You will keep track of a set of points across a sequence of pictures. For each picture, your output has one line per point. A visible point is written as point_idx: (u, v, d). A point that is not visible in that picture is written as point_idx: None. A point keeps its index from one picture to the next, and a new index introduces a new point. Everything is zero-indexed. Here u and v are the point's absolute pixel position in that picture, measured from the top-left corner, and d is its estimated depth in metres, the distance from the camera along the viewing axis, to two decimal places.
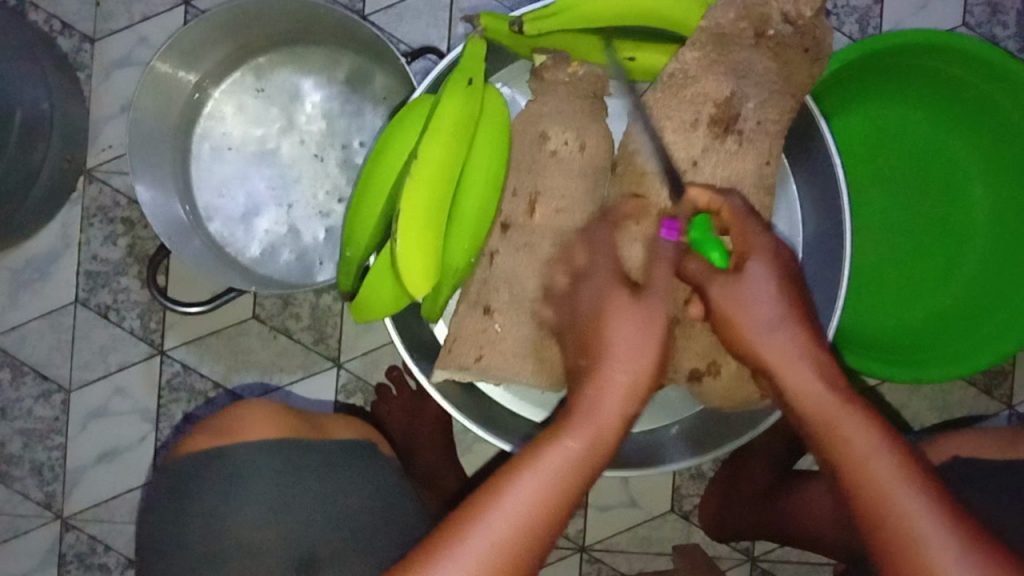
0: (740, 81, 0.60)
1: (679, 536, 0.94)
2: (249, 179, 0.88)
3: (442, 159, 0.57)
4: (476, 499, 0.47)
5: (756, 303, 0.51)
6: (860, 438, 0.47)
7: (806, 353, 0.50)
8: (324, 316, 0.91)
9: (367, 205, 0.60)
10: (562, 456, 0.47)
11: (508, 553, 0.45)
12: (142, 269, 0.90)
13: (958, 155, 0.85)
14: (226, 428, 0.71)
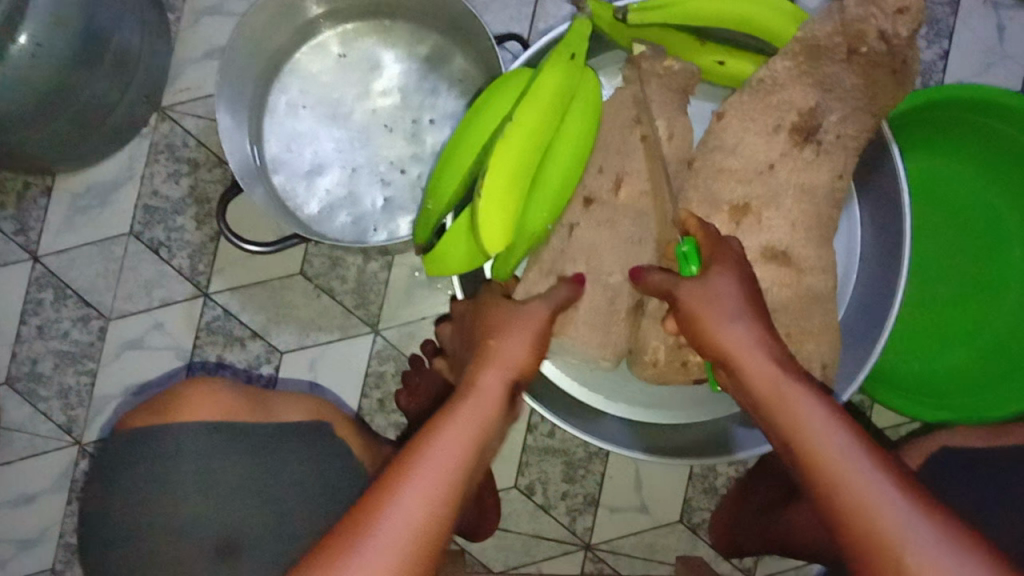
0: (826, 96, 0.63)
1: (683, 547, 0.95)
2: (318, 138, 0.90)
3: (535, 125, 0.59)
4: (397, 466, 0.49)
5: (716, 293, 0.54)
6: (813, 415, 0.48)
7: (759, 338, 0.52)
8: (369, 283, 0.92)
9: (457, 161, 0.63)
10: (462, 425, 0.51)
11: (430, 513, 0.47)
12: (200, 211, 0.93)
13: (1000, 214, 0.87)
14: (169, 404, 0.70)
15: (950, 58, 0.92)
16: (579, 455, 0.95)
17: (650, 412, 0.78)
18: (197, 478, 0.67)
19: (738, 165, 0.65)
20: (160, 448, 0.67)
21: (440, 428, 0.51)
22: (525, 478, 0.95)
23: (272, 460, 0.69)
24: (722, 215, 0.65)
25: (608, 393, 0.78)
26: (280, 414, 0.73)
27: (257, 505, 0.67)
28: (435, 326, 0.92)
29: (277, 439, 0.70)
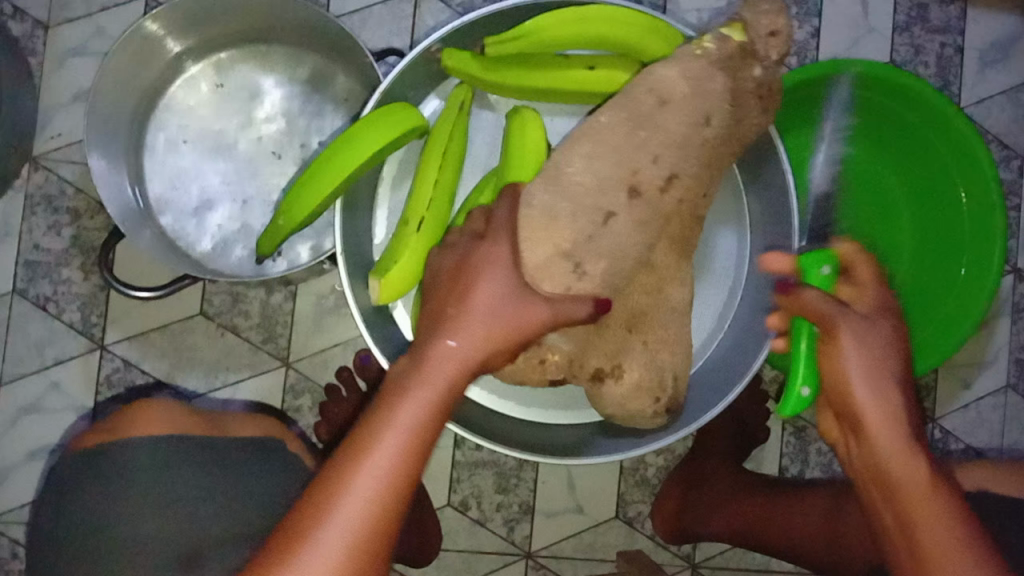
0: (696, 91, 0.62)
1: (622, 542, 0.95)
2: (203, 173, 0.86)
3: (435, 204, 0.68)
4: (351, 448, 0.51)
5: (867, 334, 0.57)
6: (913, 480, 0.53)
7: (891, 377, 0.56)
8: (274, 315, 0.90)
9: (317, 183, 0.67)
10: (414, 411, 0.53)
11: (377, 498, 0.50)
12: (87, 260, 0.88)
13: (885, 178, 0.90)
14: (113, 424, 0.71)
15: (822, 36, 0.95)
16: (510, 464, 0.94)
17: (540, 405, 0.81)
18: (152, 488, 0.65)
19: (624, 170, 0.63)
20: (111, 463, 0.67)
21: (390, 406, 0.53)
22: (457, 495, 0.94)
23: (228, 470, 0.69)
24: (619, 214, 0.63)
25: (501, 389, 0.80)
26: (232, 429, 0.75)
27: (215, 516, 0.65)
28: (349, 352, 0.90)
29: (231, 452, 0.71)
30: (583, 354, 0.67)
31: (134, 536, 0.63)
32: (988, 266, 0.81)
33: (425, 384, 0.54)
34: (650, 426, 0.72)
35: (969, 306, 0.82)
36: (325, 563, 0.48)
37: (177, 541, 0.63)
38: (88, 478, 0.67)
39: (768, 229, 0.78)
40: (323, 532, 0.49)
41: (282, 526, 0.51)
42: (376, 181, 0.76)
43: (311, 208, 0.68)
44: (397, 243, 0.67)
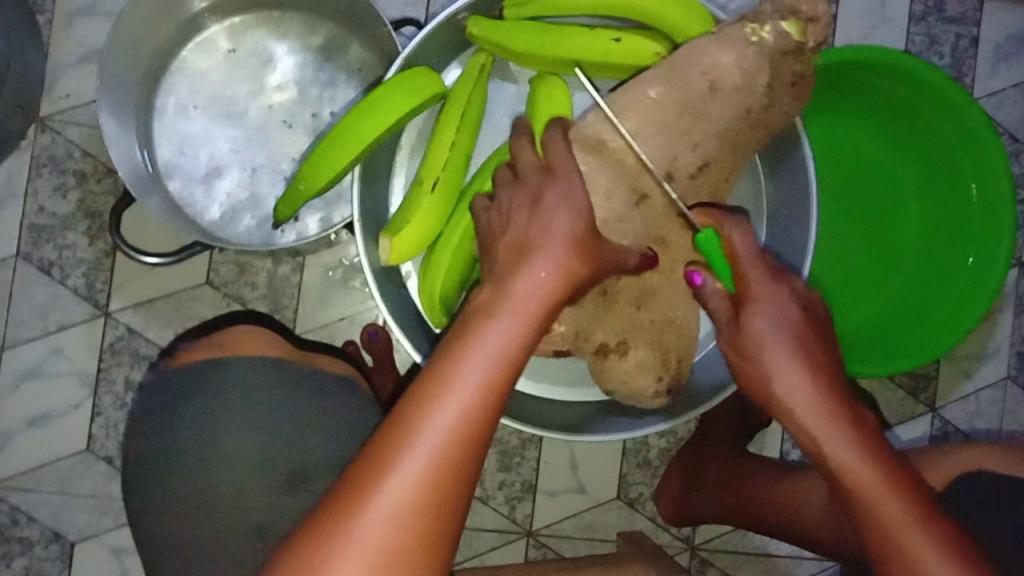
0: (716, 75, 0.64)
1: (623, 523, 0.96)
2: (213, 139, 0.85)
3: (450, 165, 0.67)
4: (429, 379, 0.48)
5: (779, 311, 0.57)
6: (842, 445, 0.53)
7: (793, 339, 0.56)
8: (281, 286, 0.89)
9: (336, 149, 0.66)
10: (498, 335, 0.49)
11: (459, 432, 0.47)
12: (92, 226, 0.87)
13: (896, 168, 0.90)
14: (227, 343, 0.71)
15: (837, 22, 0.95)
16: (513, 442, 0.94)
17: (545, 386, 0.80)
18: (260, 408, 0.66)
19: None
20: (220, 380, 0.66)
21: (470, 333, 0.49)
22: None
23: (326, 398, 0.69)
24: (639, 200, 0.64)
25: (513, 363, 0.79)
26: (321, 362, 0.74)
27: (327, 440, 0.67)
28: (355, 326, 0.90)
29: (327, 382, 0.71)
30: (591, 326, 0.67)
31: (234, 460, 0.64)
32: (996, 258, 0.81)
33: (506, 311, 0.50)
34: (650, 406, 0.72)
35: (974, 298, 0.82)
36: (403, 497, 0.45)
37: (278, 464, 0.65)
38: (175, 407, 0.67)
39: (784, 213, 0.78)
40: (400, 461, 0.46)
41: (355, 458, 0.48)
42: (394, 149, 0.75)
43: (327, 172, 0.67)
44: (410, 204, 0.66)
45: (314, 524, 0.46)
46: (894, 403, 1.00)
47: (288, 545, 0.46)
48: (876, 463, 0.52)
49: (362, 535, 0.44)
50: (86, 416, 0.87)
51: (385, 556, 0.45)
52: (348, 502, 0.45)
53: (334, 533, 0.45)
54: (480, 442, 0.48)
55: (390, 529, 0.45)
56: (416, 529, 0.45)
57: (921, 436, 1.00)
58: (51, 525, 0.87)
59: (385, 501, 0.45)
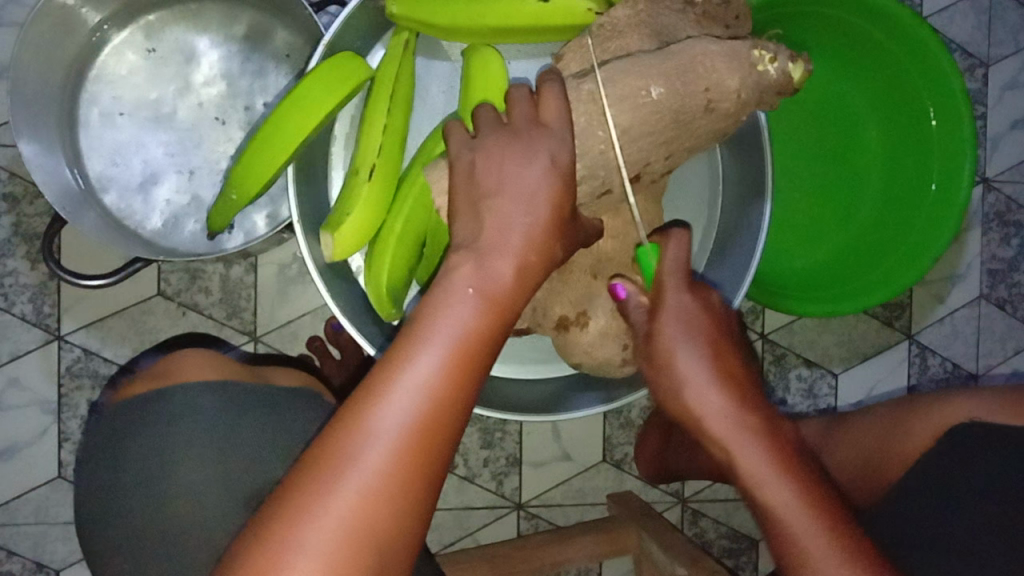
0: (652, 24, 0.63)
1: (611, 484, 0.96)
2: (144, 145, 0.81)
3: (385, 150, 0.64)
4: (388, 366, 0.47)
5: (687, 318, 0.52)
6: (755, 466, 0.49)
7: (713, 365, 0.51)
8: (236, 289, 0.86)
9: (265, 152, 0.64)
10: (460, 322, 0.48)
11: (418, 420, 0.45)
12: (32, 249, 0.84)
13: (852, 96, 0.87)
14: (160, 371, 0.67)
15: None
16: (492, 419, 0.93)
17: (517, 365, 0.78)
18: (207, 436, 0.62)
19: (585, 121, 0.60)
20: (173, 403, 0.63)
21: (444, 300, 0.49)
22: None
23: (281, 408, 0.66)
24: (593, 184, 0.62)
25: None
26: (274, 378, 0.70)
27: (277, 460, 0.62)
28: (318, 320, 0.88)
29: (280, 399, 0.66)
30: (547, 301, 0.67)
31: (177, 483, 0.60)
32: (958, 178, 0.80)
33: (483, 279, 0.50)
34: (620, 374, 0.71)
35: (940, 223, 0.81)
36: (381, 462, 0.44)
37: (224, 487, 0.60)
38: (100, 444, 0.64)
39: (740, 159, 0.75)
40: (376, 427, 0.45)
41: (327, 426, 0.46)
42: (329, 140, 0.72)
43: (258, 178, 0.65)
44: (349, 195, 0.64)
45: (282, 498, 0.44)
46: (870, 335, 1.00)
47: (262, 516, 0.45)
48: (775, 456, 0.49)
49: (318, 531, 0.43)
50: (54, 444, 0.85)
51: (364, 526, 0.43)
52: (296, 498, 0.44)
53: (313, 502, 0.43)
54: (458, 417, 0.47)
55: (368, 501, 0.44)
56: (389, 509, 0.44)
57: (901, 365, 1.00)
58: (33, 556, 0.86)
59: (364, 467, 0.44)
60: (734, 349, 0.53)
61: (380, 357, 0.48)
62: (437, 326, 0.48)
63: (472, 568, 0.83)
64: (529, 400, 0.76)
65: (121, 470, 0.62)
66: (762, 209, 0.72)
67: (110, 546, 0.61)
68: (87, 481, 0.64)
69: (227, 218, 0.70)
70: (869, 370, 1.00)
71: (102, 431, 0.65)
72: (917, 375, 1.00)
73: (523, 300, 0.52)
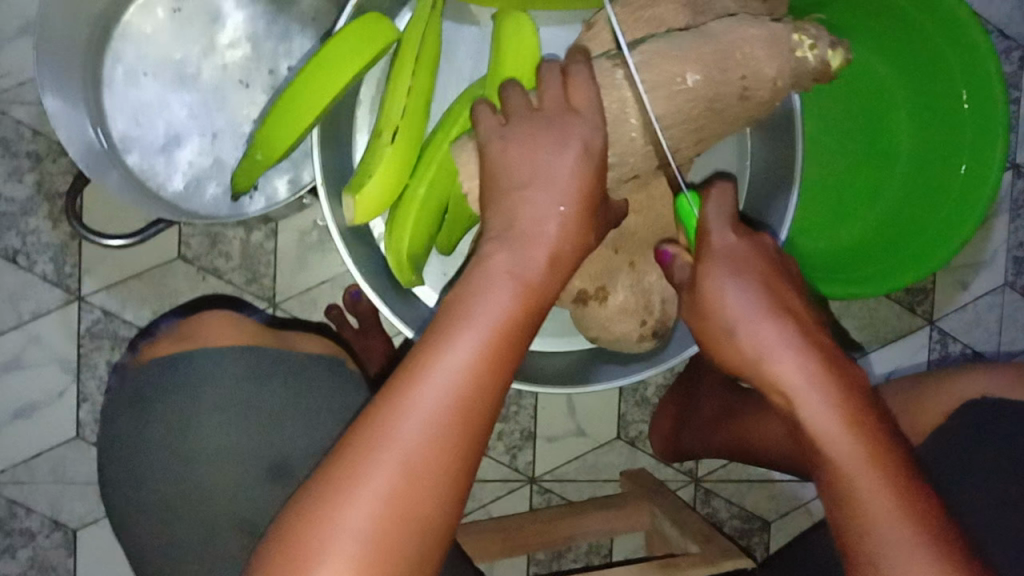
0: None
1: (625, 461, 0.96)
2: (168, 106, 0.81)
3: (409, 113, 0.64)
4: (426, 348, 0.47)
5: (739, 263, 0.51)
6: (817, 417, 0.47)
7: (769, 314, 0.49)
8: (256, 254, 0.86)
9: (291, 114, 0.64)
10: (498, 307, 0.48)
11: (457, 404, 0.45)
12: (54, 208, 0.84)
13: (882, 76, 0.86)
14: (186, 332, 0.66)
15: None
16: (508, 393, 0.93)
17: (534, 339, 0.78)
18: (233, 399, 0.62)
19: (617, 107, 0.59)
20: (197, 365, 0.62)
21: (484, 285, 0.49)
22: None
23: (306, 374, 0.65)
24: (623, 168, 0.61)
25: None
26: (299, 342, 0.69)
27: (302, 424, 0.62)
28: (337, 289, 0.88)
29: (304, 366, 0.66)
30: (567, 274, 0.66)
31: (198, 443, 0.61)
32: (990, 159, 0.78)
33: (518, 264, 0.50)
34: (641, 349, 0.71)
35: (969, 204, 0.79)
36: (420, 447, 0.44)
37: (247, 449, 0.61)
38: (122, 405, 0.65)
39: (769, 138, 0.74)
40: (416, 412, 0.45)
41: (366, 408, 0.46)
42: (354, 105, 0.71)
43: (284, 140, 0.65)
44: (371, 155, 0.63)
45: (322, 480, 0.44)
46: (891, 320, 0.99)
47: (302, 501, 0.45)
48: (841, 410, 0.46)
49: (361, 514, 0.43)
50: (73, 403, 0.86)
51: (402, 510, 0.43)
52: (336, 481, 0.44)
53: (352, 487, 0.43)
54: (496, 403, 0.47)
55: (406, 485, 0.44)
56: (429, 492, 0.44)
57: (921, 350, 0.99)
58: (50, 514, 0.87)
59: (405, 453, 0.44)
60: (795, 302, 0.51)
61: (415, 343, 0.48)
62: (478, 311, 0.47)
63: (485, 539, 0.83)
64: (546, 373, 0.75)
65: (142, 430, 0.62)
66: (790, 188, 0.71)
67: (131, 502, 0.62)
68: (108, 438, 0.65)
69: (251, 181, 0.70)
70: (889, 354, 0.99)
71: (123, 389, 0.65)
72: (938, 360, 0.99)
73: (557, 284, 0.52)
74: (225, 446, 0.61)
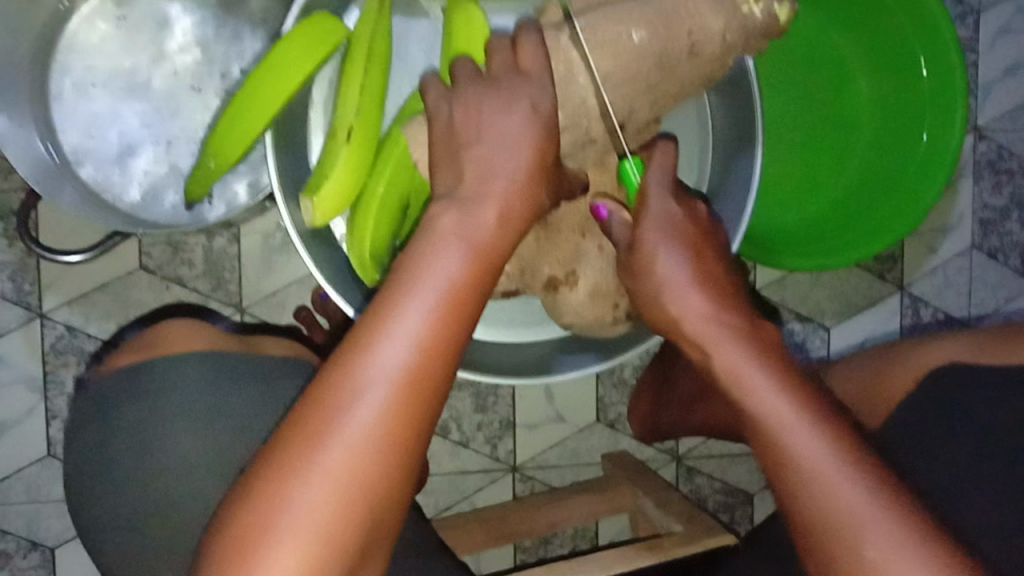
0: None
1: (605, 444, 0.96)
2: (120, 117, 0.79)
3: (364, 112, 0.63)
4: (372, 317, 0.46)
5: (671, 227, 0.53)
6: (730, 363, 0.47)
7: (694, 270, 0.51)
8: (220, 260, 0.85)
9: (246, 120, 0.63)
10: (444, 272, 0.47)
11: (399, 372, 0.44)
12: (8, 225, 0.82)
13: (840, 47, 0.86)
14: (149, 340, 0.64)
15: None
16: (485, 383, 0.92)
17: (506, 328, 0.76)
18: (198, 404, 0.61)
19: (565, 69, 0.59)
20: (161, 376, 0.61)
21: (432, 250, 0.48)
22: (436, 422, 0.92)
23: (274, 375, 0.64)
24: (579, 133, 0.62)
25: None
26: (266, 346, 0.68)
27: (270, 424, 0.61)
28: (305, 289, 0.87)
29: (273, 367, 0.64)
30: (534, 260, 0.66)
31: (168, 459, 0.60)
32: (951, 126, 0.79)
33: (465, 227, 0.49)
34: (613, 333, 0.70)
35: (932, 172, 0.80)
36: (369, 416, 0.43)
37: (217, 460, 0.60)
38: (88, 424, 0.63)
39: (730, 114, 0.74)
40: (359, 382, 0.44)
41: (313, 378, 0.46)
42: (309, 105, 0.70)
43: (238, 147, 0.64)
44: (328, 159, 0.62)
45: (268, 453, 0.44)
46: (862, 288, 0.99)
47: (249, 474, 0.45)
48: (759, 358, 0.47)
49: (301, 487, 0.42)
50: (42, 422, 0.85)
51: (353, 479, 0.43)
52: (279, 452, 0.44)
53: (296, 457, 0.43)
54: (443, 371, 0.46)
55: (347, 457, 0.43)
56: (371, 462, 0.43)
57: (893, 316, 1.00)
58: (27, 535, 0.86)
59: (346, 424, 0.43)
60: (716, 259, 0.53)
61: (364, 311, 0.47)
62: (422, 277, 0.46)
63: (469, 531, 0.83)
64: (519, 363, 0.75)
65: (110, 449, 0.61)
66: (753, 163, 0.71)
67: (103, 521, 0.61)
68: (76, 459, 0.64)
69: (205, 189, 0.69)
70: (861, 321, 1.00)
71: (87, 407, 0.64)
72: (910, 325, 1.00)
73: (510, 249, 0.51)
74: (194, 459, 0.60)
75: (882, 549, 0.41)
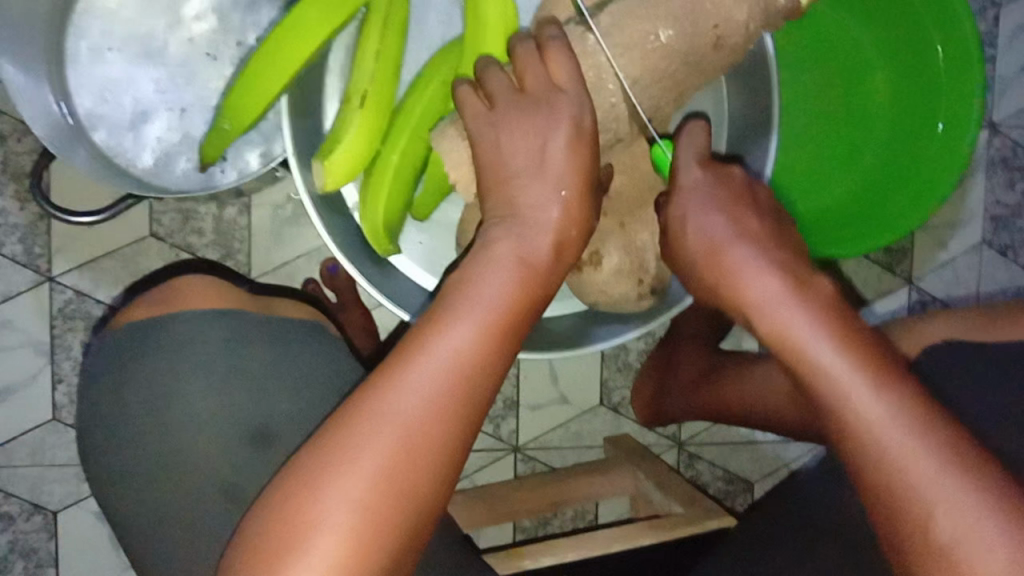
0: None
1: (608, 428, 0.96)
2: (135, 82, 0.79)
3: (380, 76, 0.63)
4: (425, 330, 0.48)
5: (709, 195, 0.52)
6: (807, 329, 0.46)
7: (746, 237, 0.50)
8: (230, 230, 0.85)
9: (264, 83, 0.63)
10: (496, 291, 0.49)
11: (452, 380, 0.46)
12: (21, 188, 0.82)
13: (859, 42, 0.85)
14: (161, 297, 0.64)
15: None
16: None
17: None
18: (208, 365, 0.61)
19: (589, 69, 0.58)
20: (172, 336, 0.62)
21: (485, 266, 0.50)
22: None
23: (287, 340, 0.64)
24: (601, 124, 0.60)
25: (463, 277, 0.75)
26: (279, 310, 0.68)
27: (282, 391, 0.62)
28: (313, 262, 0.87)
29: (287, 329, 0.65)
30: None
31: (175, 418, 0.60)
32: (966, 118, 0.77)
33: (521, 247, 0.51)
34: (636, 309, 0.71)
35: (945, 164, 0.79)
36: (411, 424, 0.45)
37: (226, 420, 0.60)
38: (95, 383, 0.63)
39: (746, 99, 0.74)
40: (413, 386, 0.46)
41: (366, 382, 0.47)
42: (325, 72, 0.70)
43: (254, 109, 0.64)
44: (342, 122, 0.62)
45: (318, 450, 0.45)
46: (870, 281, 0.99)
47: (297, 468, 0.45)
48: (831, 322, 0.46)
49: (354, 481, 0.43)
50: (48, 384, 0.85)
51: (396, 474, 0.44)
52: (331, 449, 0.44)
53: (347, 454, 0.44)
54: (491, 384, 0.48)
55: (399, 456, 0.44)
56: (420, 463, 0.44)
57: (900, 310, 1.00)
58: (29, 497, 0.86)
59: (400, 423, 0.45)
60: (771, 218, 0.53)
61: (416, 325, 0.49)
62: (477, 295, 0.48)
63: (474, 506, 0.82)
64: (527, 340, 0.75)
65: (118, 408, 0.61)
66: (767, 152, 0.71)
67: (108, 478, 0.62)
68: (84, 417, 0.64)
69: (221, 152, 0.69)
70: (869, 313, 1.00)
71: (95, 367, 0.64)
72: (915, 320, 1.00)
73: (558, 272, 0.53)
74: (200, 420, 0.60)
75: (962, 502, 0.41)
